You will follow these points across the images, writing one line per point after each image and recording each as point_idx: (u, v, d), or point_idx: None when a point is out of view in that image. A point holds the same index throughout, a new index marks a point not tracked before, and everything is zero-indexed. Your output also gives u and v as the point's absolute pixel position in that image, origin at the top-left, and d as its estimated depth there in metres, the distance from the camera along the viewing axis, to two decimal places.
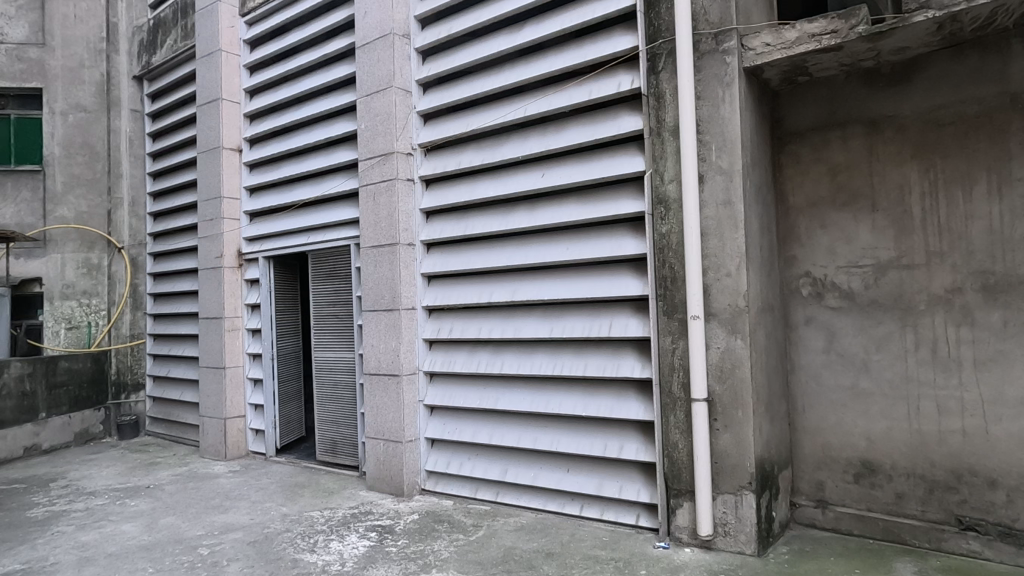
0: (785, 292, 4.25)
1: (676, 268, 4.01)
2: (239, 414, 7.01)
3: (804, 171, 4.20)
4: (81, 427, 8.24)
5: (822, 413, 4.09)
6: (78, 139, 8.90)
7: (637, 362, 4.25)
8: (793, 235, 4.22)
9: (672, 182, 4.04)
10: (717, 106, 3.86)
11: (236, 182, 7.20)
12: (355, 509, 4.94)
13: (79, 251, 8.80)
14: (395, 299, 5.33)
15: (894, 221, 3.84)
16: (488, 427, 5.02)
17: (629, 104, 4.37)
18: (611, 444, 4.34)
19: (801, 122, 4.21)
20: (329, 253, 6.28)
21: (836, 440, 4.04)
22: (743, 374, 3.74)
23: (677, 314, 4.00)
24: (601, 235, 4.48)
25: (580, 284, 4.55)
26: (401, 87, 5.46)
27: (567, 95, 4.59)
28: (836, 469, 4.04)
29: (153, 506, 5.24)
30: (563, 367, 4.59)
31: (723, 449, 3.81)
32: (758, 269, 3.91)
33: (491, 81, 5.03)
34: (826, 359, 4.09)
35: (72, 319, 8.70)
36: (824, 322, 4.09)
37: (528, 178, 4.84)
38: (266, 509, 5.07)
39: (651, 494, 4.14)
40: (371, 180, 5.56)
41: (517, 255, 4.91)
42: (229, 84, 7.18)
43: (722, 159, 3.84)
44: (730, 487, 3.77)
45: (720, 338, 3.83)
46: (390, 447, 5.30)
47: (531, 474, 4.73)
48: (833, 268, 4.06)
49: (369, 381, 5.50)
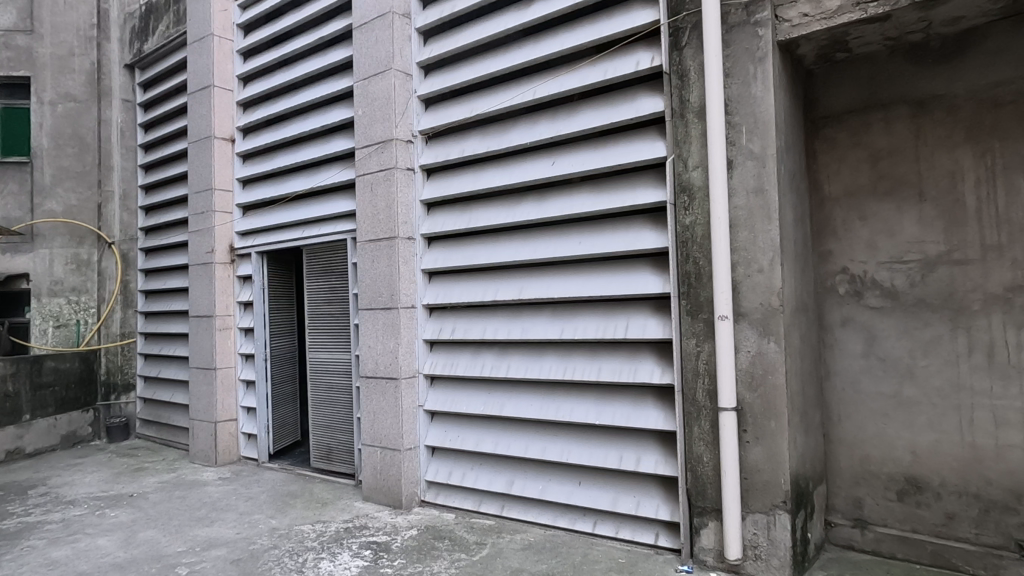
0: (819, 291, 3.87)
1: (701, 263, 3.64)
2: (231, 418, 6.67)
3: (841, 158, 3.82)
4: (68, 429, 7.95)
5: (861, 423, 3.72)
6: (67, 130, 8.54)
7: (656, 366, 3.89)
8: (829, 228, 3.85)
9: (697, 169, 3.68)
10: (748, 84, 3.49)
11: (229, 174, 6.86)
12: (350, 523, 4.59)
13: (69, 246, 8.45)
14: (393, 297, 4.98)
15: (943, 211, 3.47)
16: (492, 435, 4.66)
17: (649, 85, 4.01)
18: (627, 456, 3.97)
19: (836, 104, 3.84)
20: (324, 248, 5.93)
21: (876, 453, 3.67)
22: (776, 381, 3.37)
23: (702, 314, 3.63)
24: (616, 228, 4.12)
25: (595, 281, 4.18)
26: (401, 70, 5.10)
27: (579, 76, 4.24)
28: (876, 485, 3.67)
29: (134, 518, 4.90)
30: (575, 371, 4.23)
31: (753, 464, 3.43)
32: (792, 264, 3.54)
33: (498, 62, 4.67)
34: (865, 365, 3.71)
35: (60, 317, 8.33)
36: (863, 323, 3.72)
37: (537, 166, 4.48)
38: (254, 522, 4.72)
39: (671, 511, 3.78)
40: (369, 170, 5.20)
41: (524, 250, 4.55)
42: (221, 71, 6.82)
43: (753, 143, 3.47)
44: (761, 506, 3.40)
45: (750, 341, 3.46)
46: (387, 455, 4.94)
47: (539, 487, 4.36)
48: (873, 264, 3.68)
49: (366, 384, 5.14)
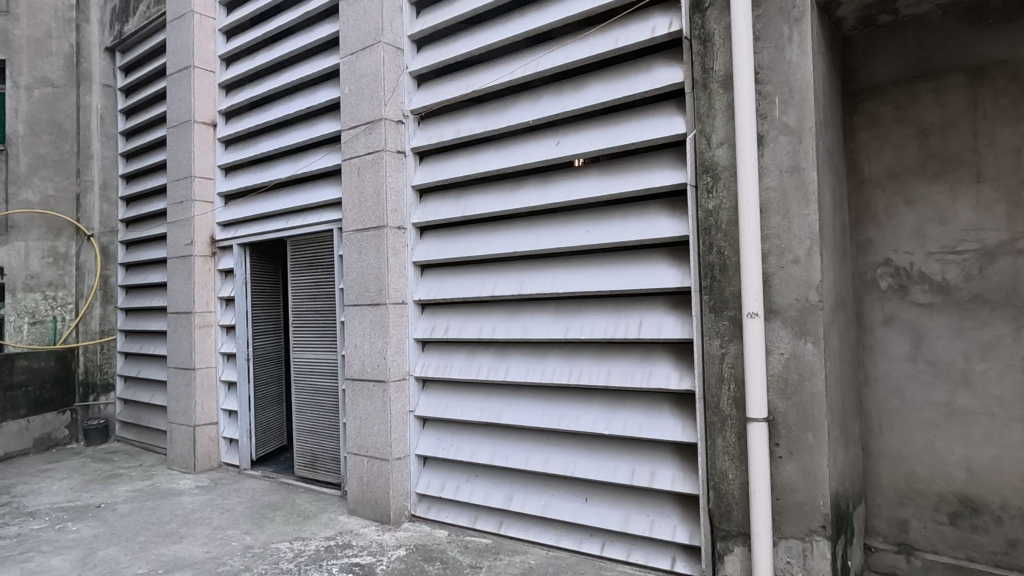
0: (857, 285, 3.44)
1: (727, 254, 3.18)
2: (212, 421, 6.24)
3: (883, 135, 3.38)
4: (42, 432, 7.52)
5: (906, 436, 3.29)
6: (44, 116, 8.08)
7: (673, 370, 3.46)
8: (869, 215, 3.41)
9: (721, 147, 3.22)
10: (781, 48, 3.04)
11: (210, 161, 6.42)
12: (331, 541, 4.16)
13: (45, 239, 8.01)
14: (381, 291, 4.53)
15: (1006, 194, 3.02)
16: (489, 444, 4.23)
17: (666, 54, 3.58)
18: (640, 469, 3.55)
19: (878, 74, 3.40)
20: (309, 239, 5.51)
21: (924, 470, 3.23)
22: (814, 389, 2.93)
23: (727, 311, 3.18)
24: (629, 215, 3.69)
25: (605, 274, 3.75)
26: (392, 44, 4.67)
27: (588, 45, 3.81)
28: (923, 506, 3.23)
29: (96, 533, 4.47)
30: (581, 375, 3.80)
31: (786, 483, 3.00)
32: (831, 253, 3.10)
33: (497, 32, 4.22)
34: (911, 369, 3.27)
35: (36, 313, 7.89)
36: (909, 322, 3.28)
37: (540, 146, 4.04)
38: (226, 539, 4.29)
39: (689, 534, 3.36)
40: (356, 153, 4.76)
41: (526, 239, 4.11)
42: (202, 51, 6.39)
43: (788, 115, 3.03)
44: (795, 531, 2.96)
45: (784, 341, 3.02)
46: (375, 465, 4.51)
47: (541, 503, 3.93)
48: (921, 255, 3.24)
49: (352, 387, 4.71)
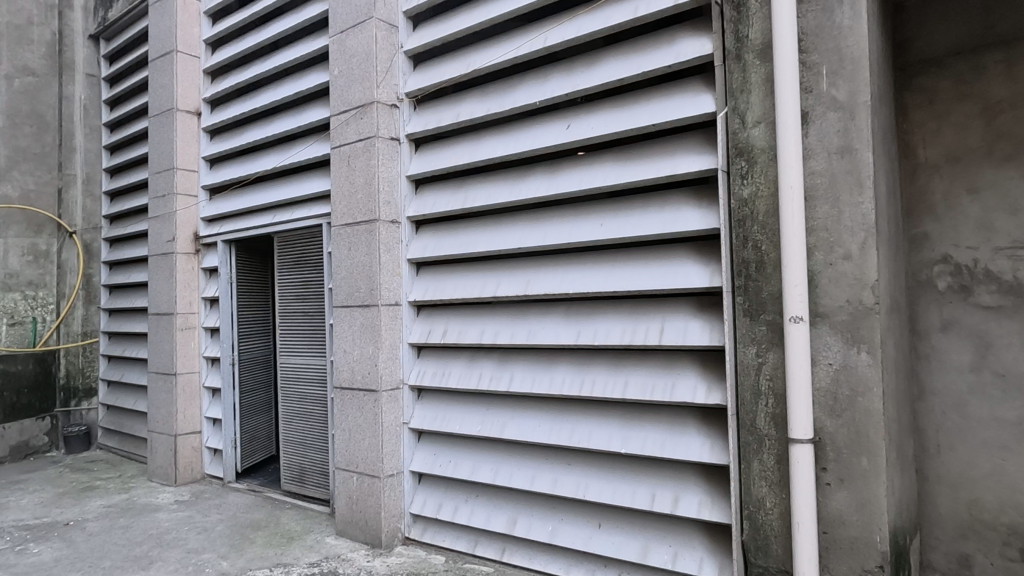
0: (910, 285, 3.02)
1: (764, 249, 2.76)
2: (195, 430, 5.84)
3: (942, 114, 2.95)
4: (19, 439, 7.12)
5: (970, 457, 2.86)
6: (24, 106, 7.52)
7: (699, 381, 3.05)
8: (924, 205, 2.99)
9: (758, 126, 2.79)
10: (830, 10, 2.62)
11: (194, 153, 6.03)
12: (316, 568, 3.75)
13: (25, 236, 7.50)
14: (373, 292, 4.13)
15: None
16: (491, 461, 3.82)
17: (691, 23, 3.17)
18: (661, 494, 3.13)
19: (934, 45, 2.98)
20: (298, 236, 5.10)
21: (992, 498, 2.81)
22: (869, 407, 2.51)
23: (765, 315, 2.75)
24: (649, 206, 3.28)
25: (621, 273, 3.34)
26: (385, 20, 4.27)
27: (602, 16, 3.39)
28: (989, 540, 2.81)
29: (58, 557, 4.07)
30: (594, 385, 3.38)
31: (836, 515, 2.57)
32: (887, 249, 2.68)
33: (501, 5, 3.81)
34: (975, 382, 2.85)
35: (14, 314, 7.39)
36: (972, 327, 2.87)
37: (548, 131, 3.63)
38: (200, 565, 3.88)
39: (718, 569, 2.94)
40: (346, 140, 4.36)
41: (532, 234, 3.70)
42: (186, 35, 5.99)
43: (838, 88, 2.60)
44: (847, 571, 2.54)
45: (833, 350, 2.59)
46: (365, 482, 4.09)
47: (547, 529, 3.52)
48: (988, 251, 2.82)
49: (341, 396, 4.30)
